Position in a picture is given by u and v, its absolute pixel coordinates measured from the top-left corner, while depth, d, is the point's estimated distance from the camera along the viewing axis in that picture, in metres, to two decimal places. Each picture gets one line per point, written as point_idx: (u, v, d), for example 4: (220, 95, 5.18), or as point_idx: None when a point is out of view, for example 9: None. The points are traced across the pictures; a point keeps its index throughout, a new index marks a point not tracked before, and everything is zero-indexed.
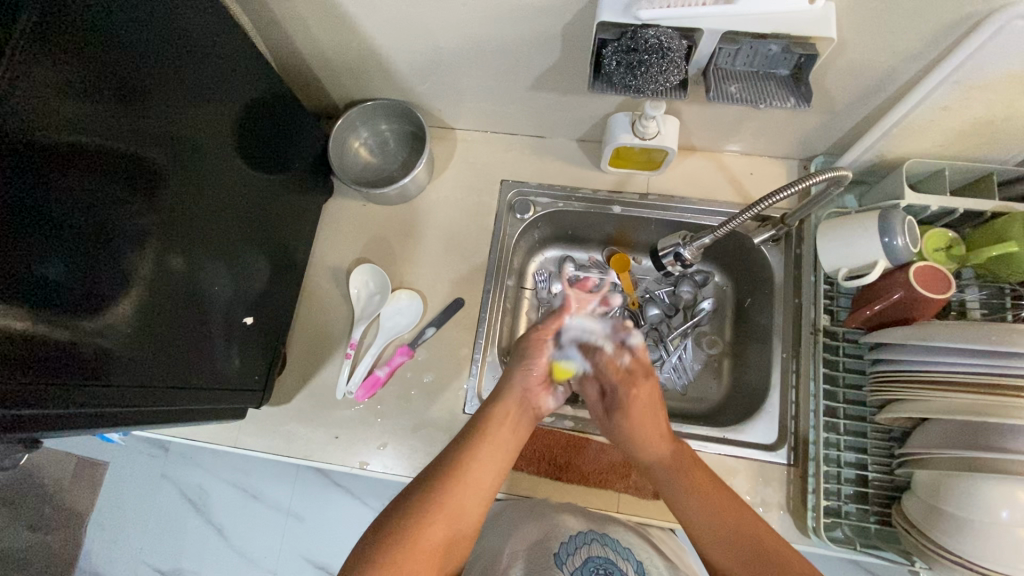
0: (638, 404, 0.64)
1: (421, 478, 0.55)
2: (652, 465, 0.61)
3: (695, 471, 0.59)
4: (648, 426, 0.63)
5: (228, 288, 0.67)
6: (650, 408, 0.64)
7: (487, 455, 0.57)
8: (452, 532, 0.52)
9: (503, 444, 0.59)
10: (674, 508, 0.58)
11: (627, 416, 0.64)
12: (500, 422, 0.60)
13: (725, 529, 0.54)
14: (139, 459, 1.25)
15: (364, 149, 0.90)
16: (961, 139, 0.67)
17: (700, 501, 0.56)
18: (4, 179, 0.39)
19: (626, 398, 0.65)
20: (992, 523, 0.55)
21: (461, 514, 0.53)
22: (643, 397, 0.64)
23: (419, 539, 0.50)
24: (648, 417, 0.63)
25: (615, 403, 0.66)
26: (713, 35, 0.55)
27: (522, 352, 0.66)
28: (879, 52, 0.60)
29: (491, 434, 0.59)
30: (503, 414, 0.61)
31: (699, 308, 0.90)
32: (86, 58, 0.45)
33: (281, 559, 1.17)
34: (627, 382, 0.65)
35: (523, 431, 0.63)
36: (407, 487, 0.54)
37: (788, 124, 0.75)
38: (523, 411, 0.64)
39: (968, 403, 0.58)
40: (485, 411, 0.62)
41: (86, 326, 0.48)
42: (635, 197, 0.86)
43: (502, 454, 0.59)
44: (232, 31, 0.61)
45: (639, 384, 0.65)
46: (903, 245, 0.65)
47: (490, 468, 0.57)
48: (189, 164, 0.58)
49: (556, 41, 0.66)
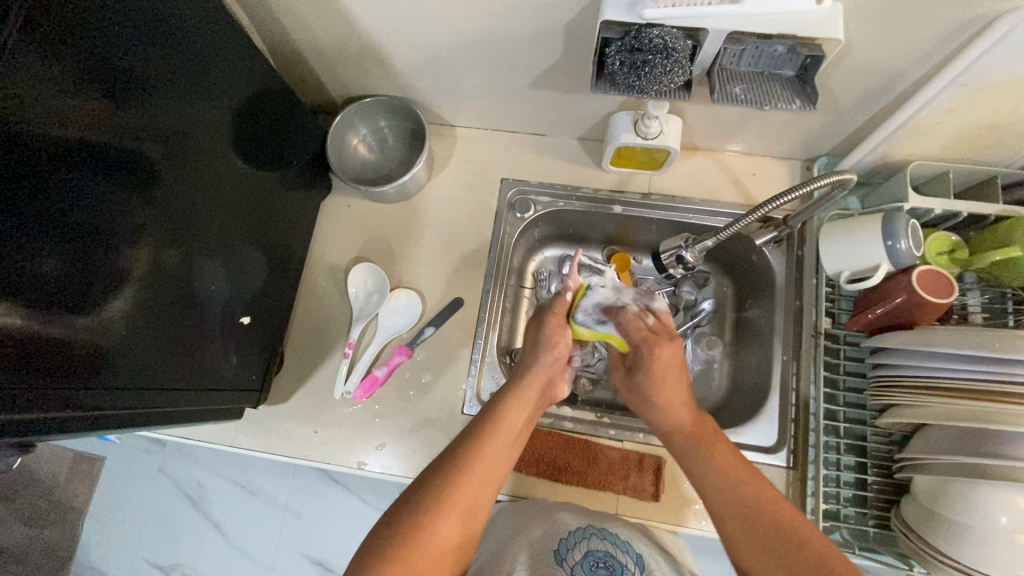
0: (664, 367, 0.63)
1: (432, 468, 0.54)
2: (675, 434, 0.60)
3: (717, 448, 0.56)
4: (672, 388, 0.62)
5: (223, 285, 0.67)
6: (675, 371, 0.63)
7: (503, 437, 0.57)
8: (465, 523, 0.51)
9: (514, 427, 0.58)
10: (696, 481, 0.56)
11: (650, 377, 0.64)
12: (511, 404, 0.60)
13: (750, 505, 0.51)
14: (135, 455, 1.24)
15: (362, 146, 0.89)
16: (966, 142, 0.66)
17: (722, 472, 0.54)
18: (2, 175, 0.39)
19: (644, 368, 0.65)
20: (991, 527, 0.55)
21: (473, 505, 0.52)
22: (666, 359, 0.63)
23: (429, 537, 0.49)
24: (671, 381, 0.62)
25: (639, 365, 0.65)
26: (717, 34, 0.54)
27: (539, 340, 0.67)
28: (885, 52, 0.59)
29: (503, 418, 0.58)
30: (515, 396, 0.61)
31: (699, 309, 0.88)
32: (82, 53, 0.44)
33: (278, 555, 1.18)
34: (652, 341, 0.65)
35: (529, 412, 0.62)
36: (416, 479, 0.53)
37: (791, 125, 0.75)
38: (539, 392, 0.64)
39: (970, 410, 0.58)
40: (497, 399, 0.61)
41: (82, 323, 0.47)
42: (636, 197, 0.86)
43: (512, 443, 0.58)
44: (226, 25, 0.59)
45: (663, 344, 0.65)
46: (905, 249, 0.65)
47: (502, 455, 0.56)
48: (186, 160, 0.57)
49: (559, 37, 0.65)
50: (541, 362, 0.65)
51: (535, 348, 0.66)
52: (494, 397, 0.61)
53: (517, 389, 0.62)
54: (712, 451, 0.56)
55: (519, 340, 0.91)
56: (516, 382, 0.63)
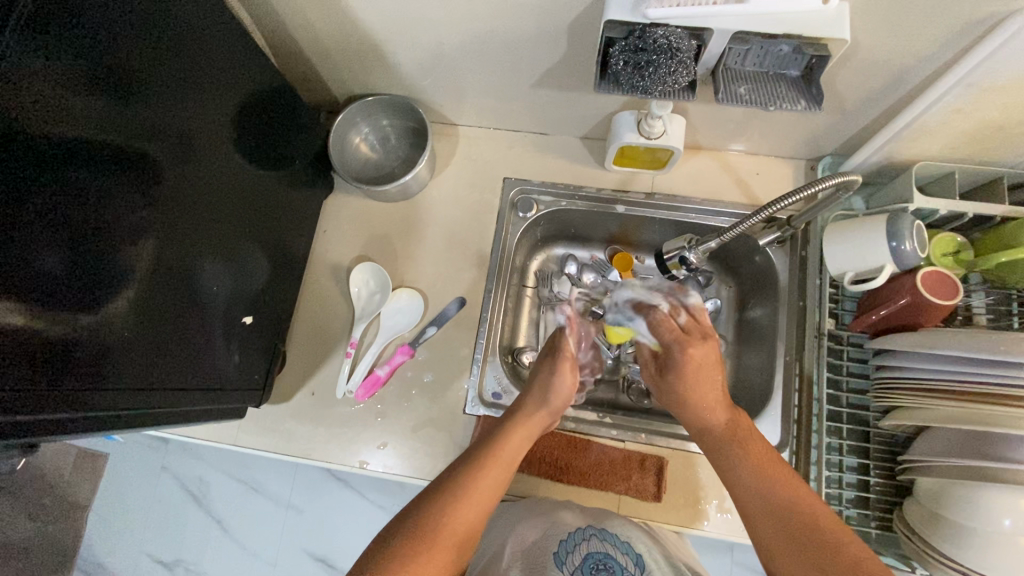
0: (695, 366, 0.62)
1: (435, 483, 0.54)
2: (708, 432, 0.60)
3: (750, 441, 0.57)
4: (705, 389, 0.61)
5: (227, 287, 0.67)
6: (709, 370, 0.62)
7: (502, 461, 0.57)
8: (467, 533, 0.52)
9: (512, 458, 0.58)
10: (729, 483, 0.56)
11: (681, 377, 0.63)
12: (513, 429, 0.61)
13: (772, 500, 0.52)
14: (138, 451, 1.24)
15: (365, 145, 0.89)
16: (972, 142, 0.66)
17: (753, 470, 0.54)
18: (6, 174, 0.39)
19: (674, 374, 0.63)
20: (993, 530, 0.55)
21: (473, 518, 0.52)
22: (700, 358, 0.63)
23: (433, 543, 0.49)
24: (706, 379, 0.62)
25: (671, 362, 0.64)
26: (723, 34, 0.54)
27: (547, 370, 0.67)
28: (891, 52, 0.58)
29: (503, 442, 0.59)
30: (516, 421, 0.62)
31: (702, 309, 0.89)
32: (87, 55, 0.44)
33: (281, 552, 1.18)
34: (683, 342, 0.64)
35: (530, 442, 0.62)
36: (418, 497, 0.53)
37: (796, 124, 0.74)
38: (542, 419, 0.64)
39: (968, 413, 0.58)
40: (495, 430, 0.61)
41: (83, 322, 0.47)
42: (639, 196, 0.85)
43: (509, 470, 0.58)
44: (229, 27, 0.60)
45: (696, 345, 0.63)
46: (910, 249, 0.64)
47: (500, 478, 0.56)
48: (189, 160, 0.57)
49: (563, 36, 0.65)
50: (549, 405, 0.64)
51: (541, 380, 0.66)
52: (494, 427, 0.62)
53: (519, 419, 0.62)
54: (744, 449, 0.56)
55: (521, 340, 0.91)
56: (512, 413, 0.64)
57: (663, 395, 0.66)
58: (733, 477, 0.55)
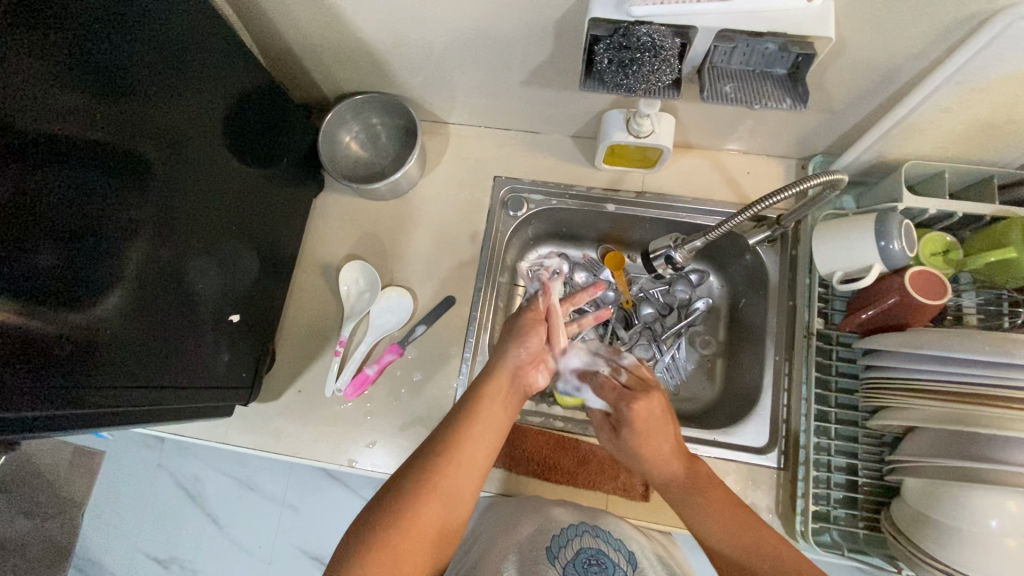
0: (644, 422, 0.62)
1: (416, 455, 0.54)
2: (667, 484, 0.60)
3: (711, 489, 0.58)
4: (656, 441, 0.61)
5: (217, 284, 0.67)
6: (656, 426, 0.62)
7: (477, 437, 0.57)
8: (448, 513, 0.52)
9: (492, 428, 0.59)
10: (692, 528, 0.57)
11: (636, 434, 0.62)
12: (485, 399, 0.60)
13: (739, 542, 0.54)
14: (134, 449, 1.24)
15: (355, 143, 0.89)
16: (962, 142, 0.65)
17: (717, 521, 0.55)
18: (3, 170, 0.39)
19: (626, 432, 0.63)
20: (981, 530, 0.55)
21: (453, 500, 0.52)
22: (645, 415, 0.62)
23: (412, 520, 0.49)
24: (656, 435, 0.61)
25: (621, 423, 0.64)
26: (708, 32, 0.53)
27: (516, 331, 0.68)
28: (879, 49, 0.58)
29: (477, 416, 0.58)
30: (488, 392, 0.61)
31: (693, 308, 0.89)
32: (81, 55, 0.45)
33: (275, 550, 1.18)
34: (627, 399, 0.65)
35: (508, 410, 0.62)
36: (398, 471, 0.54)
37: (786, 123, 0.74)
38: (510, 385, 0.64)
39: (954, 413, 0.58)
40: (472, 392, 0.61)
41: (73, 318, 0.47)
42: (630, 195, 0.85)
43: (489, 437, 0.58)
44: (219, 27, 0.59)
45: (641, 399, 0.64)
46: (898, 248, 0.64)
47: (480, 449, 0.56)
48: (180, 157, 0.58)
49: (551, 33, 0.64)
50: (513, 364, 0.65)
51: (505, 341, 0.67)
52: (468, 391, 0.62)
53: (494, 382, 0.62)
54: (707, 497, 0.57)
55: None
56: (482, 382, 0.62)
57: (620, 452, 0.65)
58: (699, 527, 0.56)
